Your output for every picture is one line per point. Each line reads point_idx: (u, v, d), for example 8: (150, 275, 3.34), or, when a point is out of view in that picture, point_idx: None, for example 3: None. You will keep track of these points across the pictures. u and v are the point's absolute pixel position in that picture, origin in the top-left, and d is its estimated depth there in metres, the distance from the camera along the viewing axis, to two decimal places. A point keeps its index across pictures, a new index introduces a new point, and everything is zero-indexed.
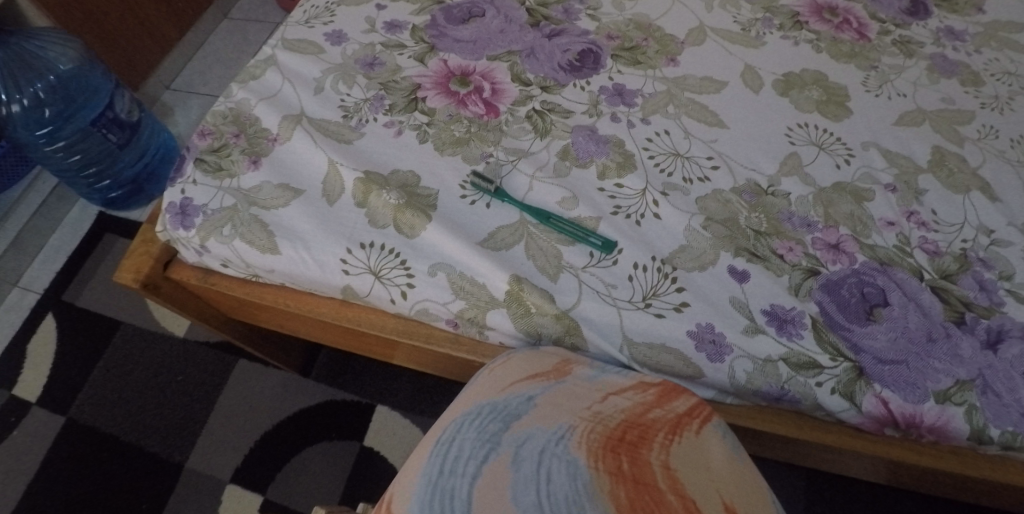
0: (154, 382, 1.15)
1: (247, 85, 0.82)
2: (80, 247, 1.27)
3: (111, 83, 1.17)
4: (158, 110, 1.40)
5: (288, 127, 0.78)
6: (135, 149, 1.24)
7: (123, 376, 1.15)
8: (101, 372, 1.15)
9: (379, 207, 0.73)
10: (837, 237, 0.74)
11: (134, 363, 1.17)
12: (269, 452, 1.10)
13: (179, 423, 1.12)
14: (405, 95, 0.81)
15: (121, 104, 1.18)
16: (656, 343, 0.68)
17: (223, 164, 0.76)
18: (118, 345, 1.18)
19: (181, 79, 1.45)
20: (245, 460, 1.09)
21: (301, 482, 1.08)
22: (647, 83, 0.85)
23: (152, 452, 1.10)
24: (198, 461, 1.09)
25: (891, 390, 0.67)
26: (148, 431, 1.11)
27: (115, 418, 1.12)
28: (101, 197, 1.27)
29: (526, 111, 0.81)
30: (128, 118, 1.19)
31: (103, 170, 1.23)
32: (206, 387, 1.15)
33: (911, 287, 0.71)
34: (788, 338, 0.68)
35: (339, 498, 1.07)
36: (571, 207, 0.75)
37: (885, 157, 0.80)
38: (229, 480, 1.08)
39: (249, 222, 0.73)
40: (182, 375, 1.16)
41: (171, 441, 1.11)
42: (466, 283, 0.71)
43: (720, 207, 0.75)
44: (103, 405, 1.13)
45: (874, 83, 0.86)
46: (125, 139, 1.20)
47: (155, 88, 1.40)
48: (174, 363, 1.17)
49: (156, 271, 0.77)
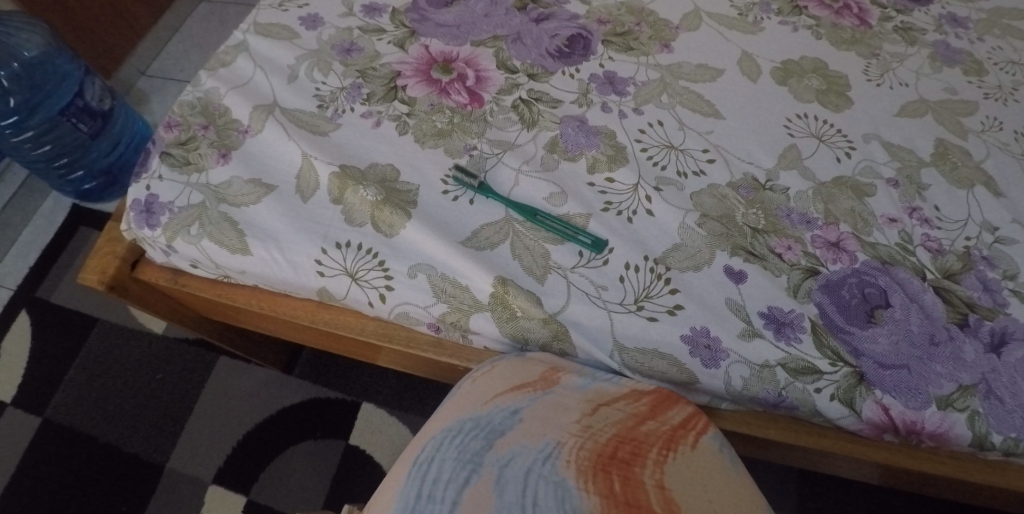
0: (133, 380, 1.11)
1: (216, 73, 0.77)
2: (54, 241, 1.22)
3: (81, 70, 1.10)
4: (133, 97, 1.34)
5: (260, 117, 0.74)
6: (108, 139, 1.18)
7: (101, 374, 1.11)
8: (77, 371, 1.11)
9: (357, 204, 0.69)
10: (837, 234, 0.71)
11: (111, 361, 1.12)
12: (250, 452, 1.07)
13: (159, 423, 1.08)
14: (384, 84, 0.77)
15: (92, 92, 1.11)
16: (648, 348, 0.65)
17: (191, 157, 0.72)
18: (95, 343, 1.14)
19: (156, 65, 1.39)
20: (227, 460, 1.06)
21: (285, 483, 1.05)
22: (640, 71, 0.81)
23: (132, 452, 1.06)
24: (179, 462, 1.06)
25: (892, 396, 0.65)
26: (127, 431, 1.08)
27: (92, 418, 1.08)
28: (74, 189, 1.21)
29: (512, 100, 0.77)
30: (100, 106, 1.13)
31: (74, 160, 1.16)
32: (186, 386, 1.11)
33: (913, 287, 0.69)
34: (786, 343, 0.65)
35: (324, 499, 1.04)
36: (559, 204, 0.71)
37: (887, 150, 0.77)
38: (211, 481, 1.05)
39: (217, 221, 0.69)
40: (161, 374, 1.12)
41: (151, 441, 1.07)
42: (448, 285, 0.67)
43: (715, 202, 0.72)
44: (80, 405, 1.09)
45: (875, 71, 0.83)
46: (97, 128, 1.14)
47: (129, 74, 1.34)
48: (153, 360, 1.13)
49: (123, 271, 0.73)
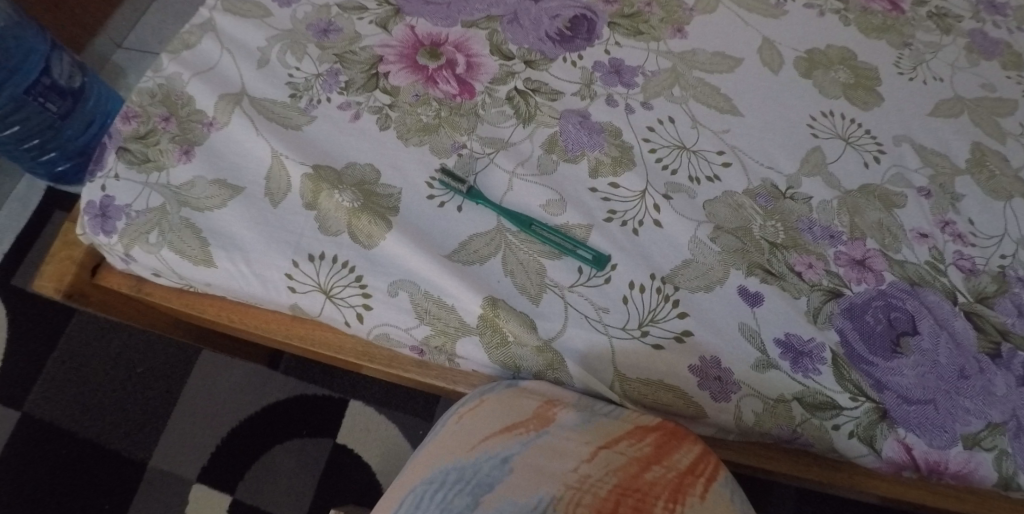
0: (114, 374, 1.05)
1: (179, 56, 0.69)
2: (29, 228, 1.11)
3: (47, 45, 0.95)
4: (108, 71, 1.23)
5: (227, 109, 0.66)
6: (80, 117, 1.00)
7: (80, 367, 1.04)
8: (56, 363, 1.04)
9: (332, 210, 0.62)
10: (863, 251, 0.64)
11: (90, 353, 1.05)
12: (233, 450, 1.02)
13: (141, 419, 1.03)
14: (365, 70, 0.69)
15: (60, 68, 0.96)
16: (653, 380, 0.59)
17: (150, 154, 0.64)
18: (73, 333, 1.06)
19: (133, 35, 1.26)
20: (213, 457, 1.01)
21: (269, 482, 1.00)
22: (650, 58, 0.73)
23: (115, 449, 1.01)
24: (163, 459, 1.01)
25: (916, 435, 0.59)
26: (109, 426, 1.02)
27: (72, 413, 1.02)
28: (46, 172, 1.05)
29: (507, 91, 0.69)
30: (70, 84, 0.97)
31: (46, 142, 0.99)
32: (169, 381, 1.05)
33: (943, 312, 0.63)
34: (804, 374, 0.59)
35: (309, 500, 1.00)
36: (557, 213, 0.64)
37: (919, 154, 0.70)
38: (196, 480, 1.00)
39: (179, 228, 0.62)
40: (143, 368, 1.05)
41: (133, 438, 1.02)
42: (433, 305, 0.60)
43: (731, 212, 0.65)
44: (58, 399, 1.03)
45: (908, 63, 0.75)
46: (68, 108, 0.97)
47: (103, 46, 1.23)
48: (134, 353, 1.06)
49: (82, 278, 0.66)
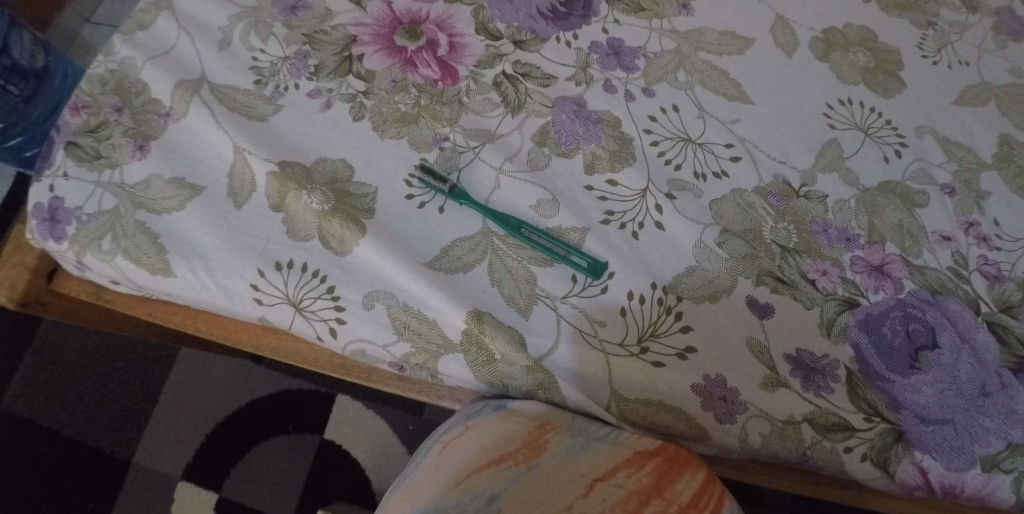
0: (92, 369, 0.99)
1: (132, 37, 0.61)
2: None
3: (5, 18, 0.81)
4: (76, 49, 1.10)
5: (184, 97, 0.59)
6: (45, 97, 0.85)
7: (57, 362, 0.99)
8: (32, 358, 0.98)
9: (300, 213, 0.56)
10: (881, 256, 0.59)
11: (66, 347, 1.00)
12: (217, 447, 0.97)
13: (122, 416, 0.98)
14: (336, 52, 0.62)
15: (19, 47, 0.82)
16: (651, 400, 0.54)
17: (102, 149, 0.58)
18: (48, 326, 1.00)
19: (105, 7, 1.13)
20: (197, 455, 0.97)
21: (256, 480, 0.96)
22: (652, 38, 0.66)
23: (97, 447, 0.97)
24: (146, 456, 0.97)
25: (932, 457, 0.55)
26: (88, 423, 0.97)
27: (49, 409, 0.97)
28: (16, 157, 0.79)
29: (494, 76, 0.63)
30: (32, 65, 0.83)
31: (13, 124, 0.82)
32: (150, 376, 1.00)
33: (965, 323, 0.58)
34: (816, 393, 0.55)
35: (298, 498, 0.96)
36: (549, 214, 0.58)
37: (942, 147, 0.65)
38: (181, 478, 0.96)
39: (134, 233, 0.56)
40: (123, 363, 1.00)
41: (116, 435, 0.97)
42: (412, 319, 0.55)
43: (740, 213, 0.60)
44: (34, 395, 0.97)
45: (932, 45, 0.69)
46: (31, 89, 0.83)
47: (70, 21, 1.10)
48: (113, 347, 1.00)
49: (38, 284, 0.60)
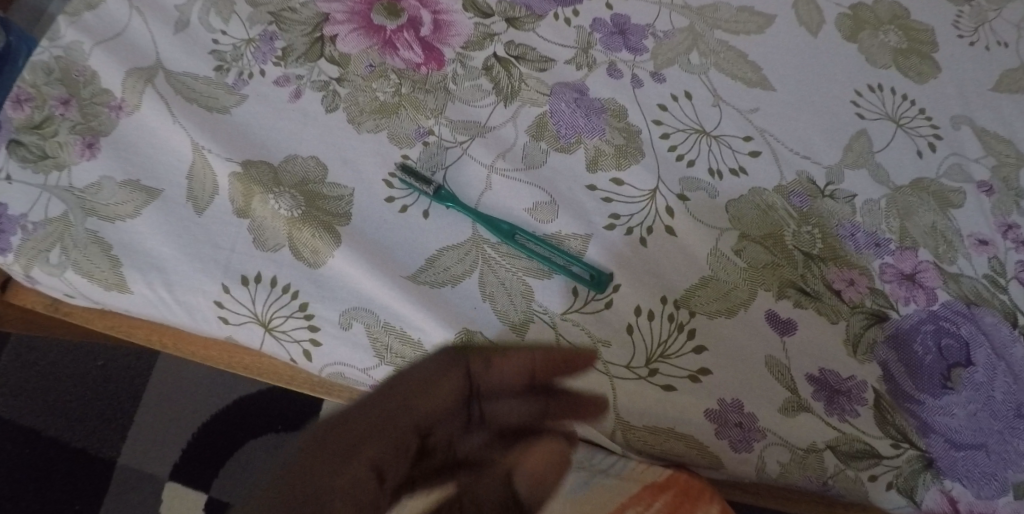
0: (71, 367, 0.95)
1: (79, 19, 0.54)
2: None
3: None
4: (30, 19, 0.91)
5: (137, 88, 0.52)
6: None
7: (35, 360, 0.94)
8: (8, 355, 0.94)
9: (268, 220, 0.50)
10: (914, 264, 0.54)
11: (43, 344, 0.95)
12: (205, 446, 0.92)
13: (101, 414, 0.93)
14: (307, 32, 0.55)
15: None
16: (660, 427, 0.49)
17: (47, 148, 0.51)
18: None
19: None
20: (184, 453, 0.92)
21: (245, 479, 0.91)
22: (661, 15, 0.59)
23: (78, 446, 0.92)
24: (131, 456, 0.92)
25: (963, 485, 0.49)
26: (65, 422, 0.93)
27: (26, 408, 0.92)
28: None
29: (484, 59, 0.56)
30: None
31: None
32: (131, 373, 0.95)
33: (1001, 336, 0.53)
34: (840, 417, 0.50)
35: None
36: (547, 219, 0.52)
37: (980, 139, 0.59)
38: (168, 478, 0.91)
39: (84, 244, 0.49)
40: (103, 360, 0.95)
41: (97, 434, 0.92)
42: (394, 340, 0.49)
43: (759, 215, 0.54)
44: (10, 392, 0.93)
45: (968, 24, 0.63)
46: None
47: None
48: (93, 344, 0.96)
49: None
